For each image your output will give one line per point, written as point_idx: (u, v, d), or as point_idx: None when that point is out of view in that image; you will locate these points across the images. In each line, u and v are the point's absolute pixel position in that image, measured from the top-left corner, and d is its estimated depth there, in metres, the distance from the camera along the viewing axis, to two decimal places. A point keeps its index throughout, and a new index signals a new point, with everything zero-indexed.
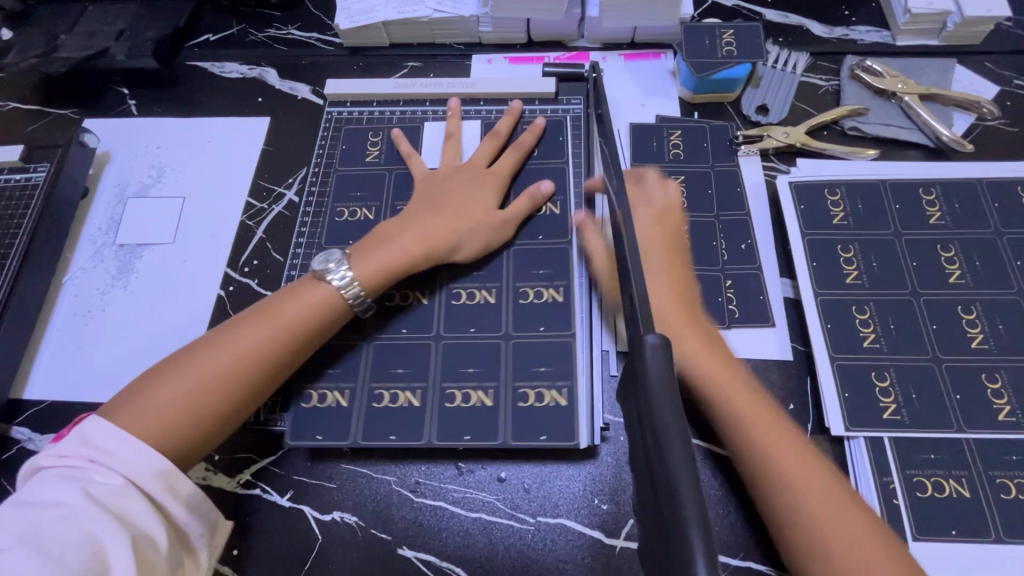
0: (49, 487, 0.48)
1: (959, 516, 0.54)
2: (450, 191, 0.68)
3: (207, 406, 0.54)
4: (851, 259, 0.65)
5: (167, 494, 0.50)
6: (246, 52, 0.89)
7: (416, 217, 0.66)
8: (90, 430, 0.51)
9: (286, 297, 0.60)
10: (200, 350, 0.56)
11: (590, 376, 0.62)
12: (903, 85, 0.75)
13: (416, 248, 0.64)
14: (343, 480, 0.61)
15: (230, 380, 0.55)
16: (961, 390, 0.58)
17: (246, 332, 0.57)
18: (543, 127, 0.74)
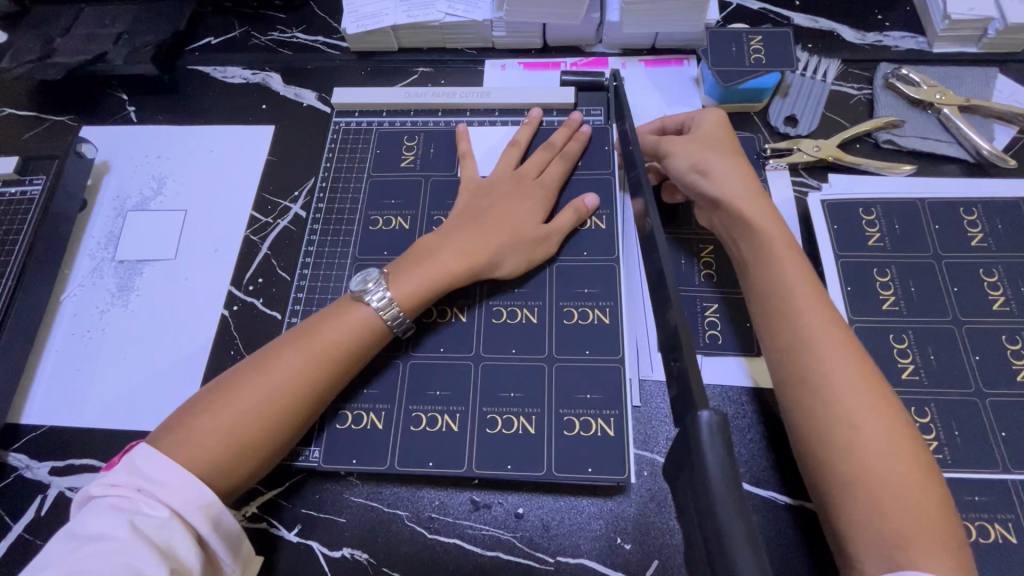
0: (93, 518, 0.44)
1: (1007, 564, 0.51)
2: (493, 203, 0.64)
3: (249, 439, 0.50)
4: (888, 284, 0.62)
5: (211, 528, 0.47)
6: (249, 57, 0.85)
7: (457, 232, 0.62)
8: (140, 458, 0.48)
9: (326, 319, 0.56)
10: (241, 376, 0.52)
11: (617, 416, 0.58)
12: (942, 96, 0.72)
13: (457, 266, 0.60)
14: (353, 514, 0.59)
15: (271, 410, 0.51)
16: (1006, 426, 0.55)
17: (283, 358, 0.53)
18: (588, 135, 0.70)
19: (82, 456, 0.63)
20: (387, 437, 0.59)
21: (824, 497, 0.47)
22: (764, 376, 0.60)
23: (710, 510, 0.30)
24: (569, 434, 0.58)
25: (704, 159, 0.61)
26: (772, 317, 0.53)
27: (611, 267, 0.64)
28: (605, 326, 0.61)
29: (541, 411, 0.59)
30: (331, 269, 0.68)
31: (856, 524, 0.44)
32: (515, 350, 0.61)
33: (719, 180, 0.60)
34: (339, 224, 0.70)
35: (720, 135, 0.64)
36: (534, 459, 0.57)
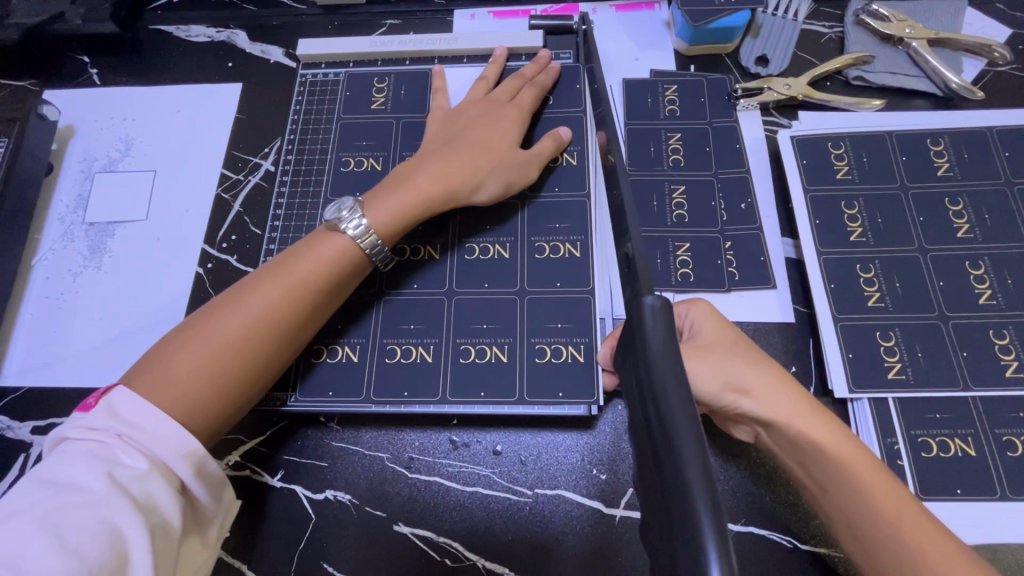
0: (71, 464, 0.43)
1: (965, 475, 0.53)
2: (466, 126, 0.65)
3: (228, 371, 0.50)
4: (855, 216, 0.63)
5: (192, 475, 0.47)
6: (213, 14, 0.83)
7: (432, 155, 0.62)
8: (119, 402, 0.47)
9: (298, 253, 0.56)
10: (214, 313, 0.52)
11: (587, 343, 0.60)
12: (911, 30, 0.71)
13: (431, 187, 0.60)
14: (333, 457, 0.60)
15: (249, 342, 0.51)
16: (968, 347, 0.57)
17: (258, 292, 0.53)
18: (559, 71, 0.71)
19: (63, 414, 0.64)
20: (361, 370, 0.60)
21: None
22: (733, 310, 0.61)
23: (669, 441, 0.31)
24: (541, 363, 0.59)
25: (739, 375, 0.51)
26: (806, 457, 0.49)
27: (582, 202, 0.65)
28: (577, 266, 0.62)
29: (513, 341, 0.60)
30: (303, 220, 0.68)
31: None
32: (489, 285, 0.62)
33: (766, 399, 0.50)
34: (309, 177, 0.70)
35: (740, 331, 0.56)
36: (508, 395, 0.59)
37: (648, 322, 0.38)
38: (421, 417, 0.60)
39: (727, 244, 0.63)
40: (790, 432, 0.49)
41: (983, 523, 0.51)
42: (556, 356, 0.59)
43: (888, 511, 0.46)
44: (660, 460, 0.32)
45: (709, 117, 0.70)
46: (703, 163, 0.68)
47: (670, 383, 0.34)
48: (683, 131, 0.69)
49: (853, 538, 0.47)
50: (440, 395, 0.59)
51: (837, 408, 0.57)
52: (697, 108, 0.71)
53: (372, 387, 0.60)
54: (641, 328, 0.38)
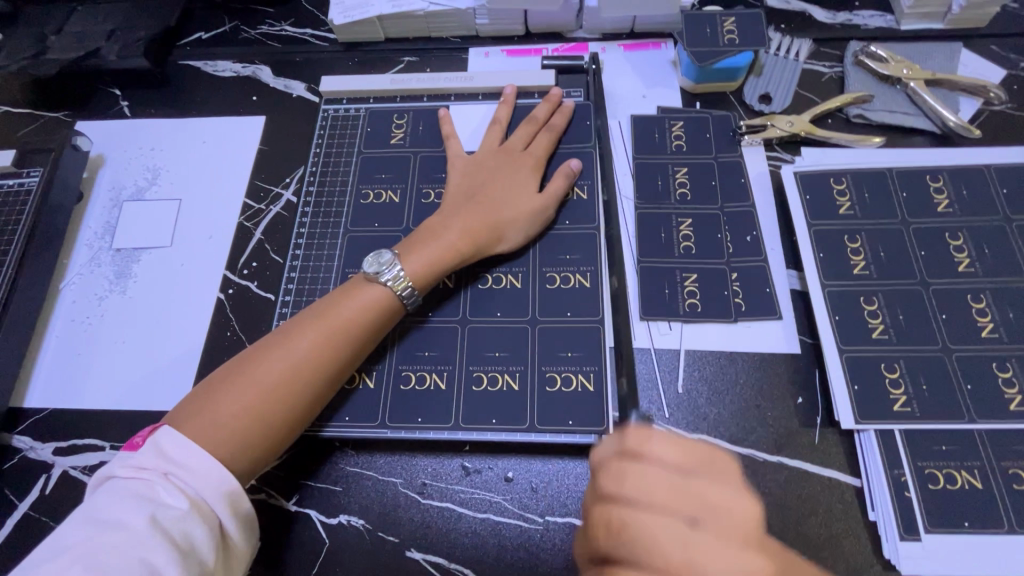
0: (116, 504, 0.45)
1: (971, 508, 0.53)
2: (487, 178, 0.68)
3: (272, 414, 0.52)
4: (858, 249, 0.65)
5: (230, 516, 0.48)
6: (240, 50, 0.87)
7: (458, 211, 0.65)
8: (167, 441, 0.49)
9: (339, 300, 0.58)
10: (258, 358, 0.54)
11: (597, 371, 0.61)
12: (908, 71, 0.74)
13: (461, 245, 0.62)
14: (347, 482, 0.61)
15: (288, 388, 0.53)
16: (972, 380, 0.58)
17: (299, 338, 0.55)
18: (571, 110, 0.74)
19: (85, 436, 0.65)
20: (375, 396, 0.62)
21: None
22: (740, 341, 0.63)
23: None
24: (550, 391, 0.61)
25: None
26: None
27: (592, 234, 0.67)
28: (586, 295, 0.64)
29: (524, 368, 0.62)
30: (322, 249, 0.70)
31: None
32: (501, 314, 0.64)
33: None
34: (329, 207, 0.73)
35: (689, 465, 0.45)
36: (521, 422, 0.60)
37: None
38: (435, 443, 0.61)
39: (733, 275, 0.65)
40: None
41: (989, 556, 0.52)
42: (566, 385, 0.61)
43: None
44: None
45: (715, 152, 0.73)
46: (709, 197, 0.70)
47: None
48: (690, 166, 0.72)
49: None
50: (453, 421, 0.61)
51: (843, 439, 0.58)
52: (704, 144, 0.73)
53: (387, 414, 0.61)
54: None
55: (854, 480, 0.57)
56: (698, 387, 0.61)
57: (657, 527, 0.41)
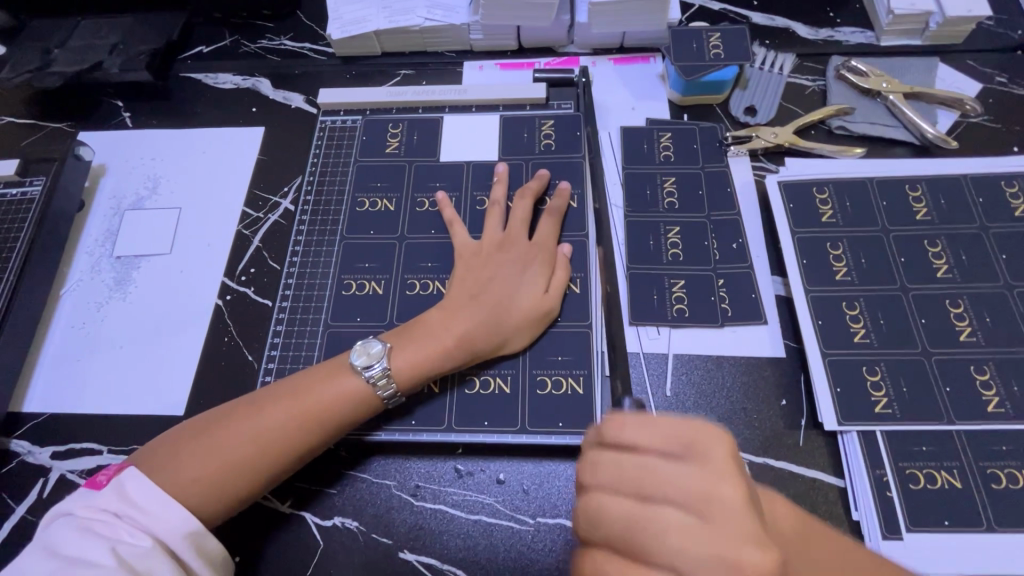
0: (76, 543, 0.46)
1: (951, 507, 0.55)
2: (493, 273, 0.64)
3: (230, 485, 0.53)
4: (840, 256, 0.67)
5: (192, 551, 0.50)
6: (240, 63, 0.90)
7: (457, 310, 0.62)
8: (130, 485, 0.51)
9: (320, 381, 0.58)
10: (230, 425, 0.55)
11: (586, 375, 0.63)
12: (887, 84, 0.77)
13: (455, 351, 0.60)
14: (341, 484, 0.62)
15: (250, 465, 0.54)
16: (951, 382, 0.59)
17: (273, 415, 0.56)
18: (569, 192, 0.71)
19: (83, 439, 0.66)
20: None
21: None
22: (726, 345, 0.65)
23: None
24: (541, 394, 0.62)
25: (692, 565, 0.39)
26: None
27: (582, 241, 0.70)
28: (576, 301, 0.66)
29: (515, 372, 0.63)
30: (319, 256, 0.72)
31: None
32: None
33: None
34: (326, 216, 0.75)
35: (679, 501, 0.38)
36: (512, 424, 0.61)
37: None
38: (428, 447, 0.62)
39: (720, 282, 0.67)
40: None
41: (969, 554, 0.53)
42: (557, 390, 0.62)
43: None
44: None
45: (702, 163, 0.75)
46: (696, 205, 0.72)
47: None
48: (678, 176, 0.74)
49: None
50: (445, 423, 0.62)
51: (828, 441, 0.60)
52: (691, 154, 0.75)
53: (383, 419, 0.63)
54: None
55: (838, 481, 0.58)
56: (685, 390, 0.63)
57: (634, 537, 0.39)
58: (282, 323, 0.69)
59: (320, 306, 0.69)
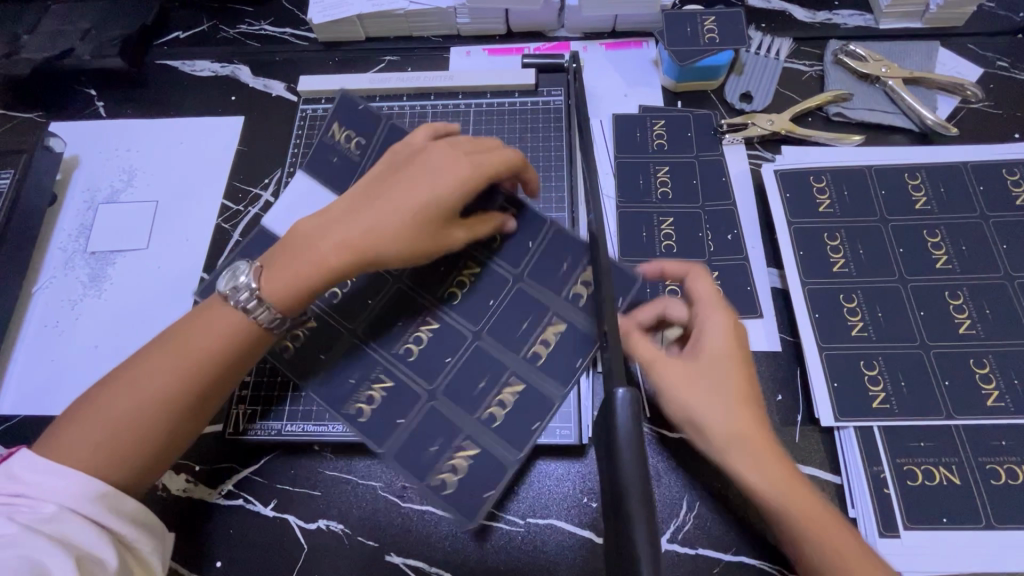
0: None
1: (949, 503, 0.54)
2: (404, 175, 0.55)
3: (126, 448, 0.49)
4: (838, 247, 0.65)
5: (109, 511, 0.47)
6: (218, 49, 0.86)
7: (349, 213, 0.54)
8: (19, 462, 0.47)
9: (196, 324, 0.53)
10: (112, 388, 0.50)
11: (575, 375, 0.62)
12: (886, 69, 0.75)
13: (332, 260, 0.53)
14: (382, 446, 0.54)
15: (140, 422, 0.49)
16: (950, 376, 0.58)
17: (153, 369, 0.50)
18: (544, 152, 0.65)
19: None
20: None
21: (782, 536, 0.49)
22: None
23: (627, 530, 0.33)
24: None
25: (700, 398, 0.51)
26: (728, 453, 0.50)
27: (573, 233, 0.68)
28: None
29: None
30: None
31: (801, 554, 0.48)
32: None
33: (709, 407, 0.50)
34: None
35: (729, 372, 0.51)
36: None
37: (617, 412, 0.37)
38: (454, 384, 0.56)
39: (714, 274, 0.65)
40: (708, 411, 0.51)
41: (968, 551, 0.52)
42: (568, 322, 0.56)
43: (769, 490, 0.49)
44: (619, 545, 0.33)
45: (696, 151, 0.73)
46: (691, 196, 0.70)
47: (637, 491, 0.34)
48: (670, 165, 0.72)
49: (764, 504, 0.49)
50: None
51: (824, 437, 0.58)
52: (685, 143, 0.73)
53: (409, 355, 0.57)
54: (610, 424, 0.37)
55: (834, 478, 0.57)
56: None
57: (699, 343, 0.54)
58: None
59: None
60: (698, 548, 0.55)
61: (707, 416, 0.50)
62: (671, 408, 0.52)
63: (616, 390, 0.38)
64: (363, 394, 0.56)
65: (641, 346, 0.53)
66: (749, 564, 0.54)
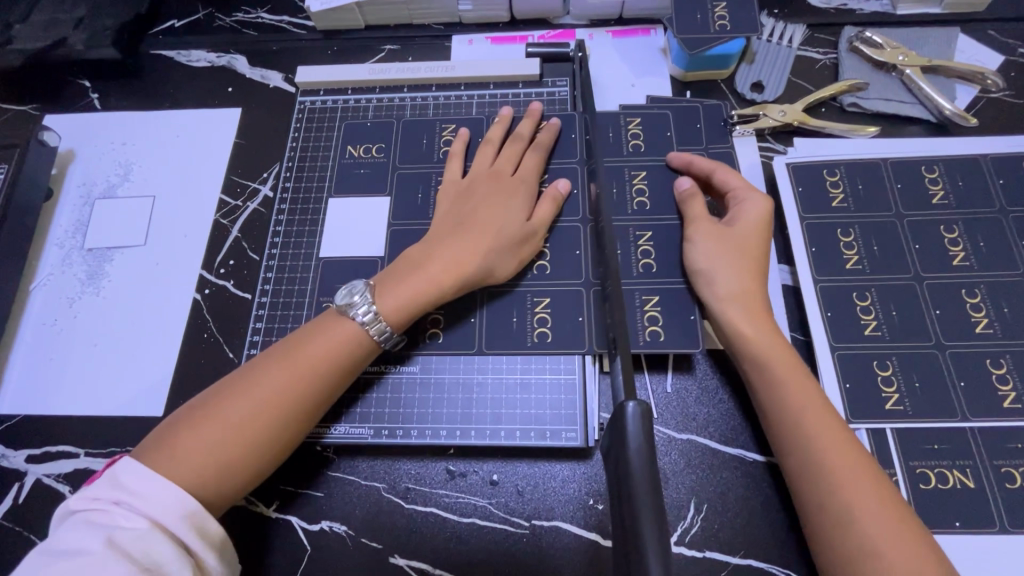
0: (73, 534, 0.43)
1: (963, 508, 0.52)
2: (475, 204, 0.62)
3: (240, 455, 0.49)
4: (851, 243, 0.63)
5: (196, 535, 0.46)
6: (213, 39, 0.84)
7: (440, 240, 0.60)
8: (123, 471, 0.47)
9: (309, 337, 0.55)
10: (228, 396, 0.51)
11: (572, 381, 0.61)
12: (904, 57, 0.72)
13: (444, 281, 0.58)
14: (545, 366, 0.62)
15: (255, 430, 0.50)
16: (965, 376, 0.57)
17: (269, 379, 0.52)
18: (559, 127, 0.70)
19: (57, 442, 0.63)
20: (359, 398, 0.62)
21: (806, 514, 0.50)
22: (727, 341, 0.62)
23: (637, 538, 0.32)
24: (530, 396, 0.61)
25: (717, 268, 0.58)
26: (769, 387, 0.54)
27: (577, 226, 0.66)
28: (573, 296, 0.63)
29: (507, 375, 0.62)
30: (299, 250, 0.69)
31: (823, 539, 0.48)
32: (488, 317, 0.63)
33: (719, 281, 0.58)
34: (307, 204, 0.71)
35: (750, 248, 0.59)
36: (505, 423, 0.60)
37: (626, 425, 0.36)
38: (539, 322, 0.63)
39: None
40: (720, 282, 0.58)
41: (983, 556, 0.51)
42: (647, 188, 0.68)
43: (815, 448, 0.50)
44: (628, 552, 0.32)
45: (706, 143, 0.70)
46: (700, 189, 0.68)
47: (646, 495, 0.33)
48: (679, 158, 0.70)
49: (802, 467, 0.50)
50: (436, 424, 0.60)
51: None
52: (694, 134, 0.71)
53: (547, 267, 0.65)
54: (620, 435, 0.36)
55: None
56: (687, 386, 0.61)
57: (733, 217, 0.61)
58: (263, 319, 0.66)
59: (303, 301, 0.67)
60: (705, 551, 0.54)
61: (720, 273, 0.58)
62: (695, 259, 0.60)
63: (626, 402, 0.37)
64: (534, 320, 0.63)
65: (691, 206, 0.63)
66: (755, 566, 0.53)
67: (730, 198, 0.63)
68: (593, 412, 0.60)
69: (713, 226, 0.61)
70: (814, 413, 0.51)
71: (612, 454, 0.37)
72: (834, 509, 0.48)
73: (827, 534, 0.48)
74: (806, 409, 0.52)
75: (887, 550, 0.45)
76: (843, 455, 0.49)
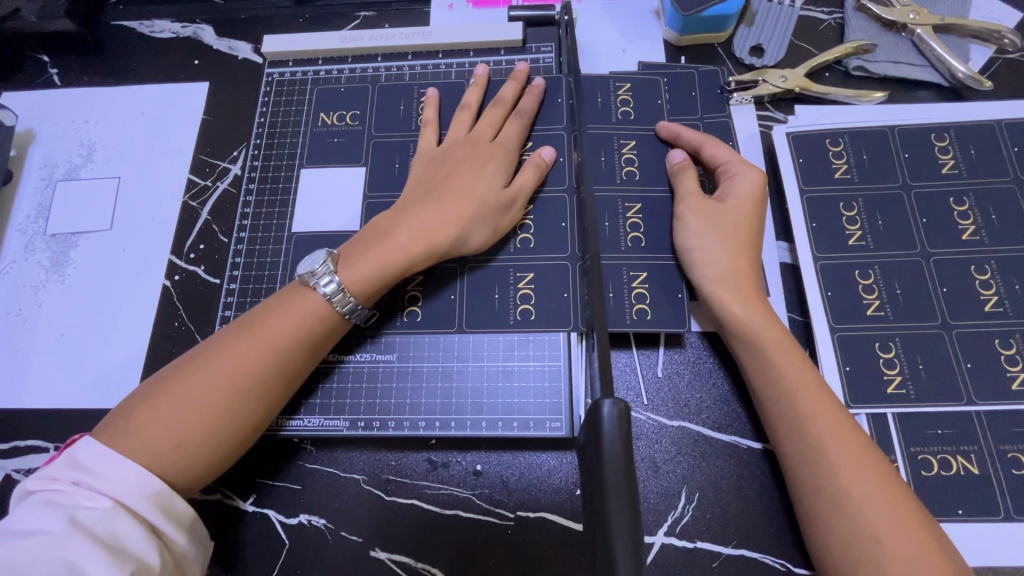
0: (27, 515, 0.41)
1: (968, 495, 0.50)
2: (449, 170, 0.59)
3: (205, 433, 0.47)
4: (855, 217, 0.59)
5: (162, 514, 0.44)
6: (177, 8, 0.79)
7: (410, 208, 0.57)
8: (82, 450, 0.44)
9: (272, 310, 0.52)
10: (188, 371, 0.48)
11: (558, 368, 0.58)
12: (915, 16, 0.67)
13: (412, 249, 0.55)
14: (529, 351, 0.59)
15: (218, 406, 0.47)
16: (972, 358, 0.54)
17: (231, 353, 0.49)
18: (542, 90, 0.65)
19: (26, 437, 0.61)
20: (334, 390, 0.59)
21: (801, 505, 0.47)
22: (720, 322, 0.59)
23: (608, 543, 0.29)
24: (514, 385, 0.58)
25: (709, 246, 0.55)
26: (766, 369, 0.51)
27: (563, 203, 0.62)
28: (557, 276, 0.60)
29: (488, 363, 0.59)
30: (269, 233, 0.65)
31: (818, 532, 0.46)
32: (469, 303, 0.60)
33: (706, 258, 0.55)
34: (276, 183, 0.67)
35: (744, 225, 0.56)
36: (487, 413, 0.57)
37: (602, 426, 0.32)
38: (523, 305, 0.60)
39: None
40: (710, 263, 0.55)
41: (987, 545, 0.49)
42: (637, 157, 0.63)
43: (811, 435, 0.47)
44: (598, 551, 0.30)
45: (700, 113, 0.65)
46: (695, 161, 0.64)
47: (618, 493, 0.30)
48: None
49: (799, 457, 0.47)
50: (416, 414, 0.58)
51: None
52: (688, 103, 0.66)
53: (530, 241, 0.61)
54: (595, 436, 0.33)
55: None
56: (680, 370, 0.58)
57: (724, 192, 0.58)
58: (232, 307, 0.63)
59: (274, 287, 0.63)
60: (697, 542, 0.52)
61: (712, 251, 0.55)
62: (686, 237, 0.57)
63: (602, 402, 0.33)
64: (518, 297, 0.60)
65: (685, 181, 0.59)
66: (748, 557, 0.51)
67: (721, 173, 0.59)
68: (579, 401, 0.57)
69: (706, 201, 0.57)
70: (811, 395, 0.49)
71: (587, 456, 0.34)
72: (833, 499, 0.45)
73: (827, 528, 0.45)
74: (800, 392, 0.49)
75: (887, 544, 0.42)
76: (839, 438, 0.47)
